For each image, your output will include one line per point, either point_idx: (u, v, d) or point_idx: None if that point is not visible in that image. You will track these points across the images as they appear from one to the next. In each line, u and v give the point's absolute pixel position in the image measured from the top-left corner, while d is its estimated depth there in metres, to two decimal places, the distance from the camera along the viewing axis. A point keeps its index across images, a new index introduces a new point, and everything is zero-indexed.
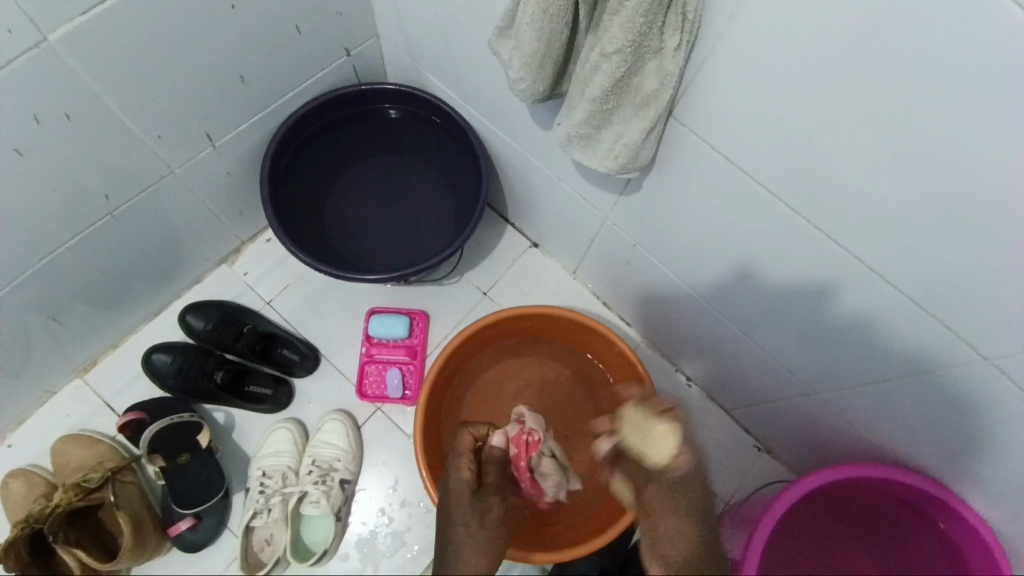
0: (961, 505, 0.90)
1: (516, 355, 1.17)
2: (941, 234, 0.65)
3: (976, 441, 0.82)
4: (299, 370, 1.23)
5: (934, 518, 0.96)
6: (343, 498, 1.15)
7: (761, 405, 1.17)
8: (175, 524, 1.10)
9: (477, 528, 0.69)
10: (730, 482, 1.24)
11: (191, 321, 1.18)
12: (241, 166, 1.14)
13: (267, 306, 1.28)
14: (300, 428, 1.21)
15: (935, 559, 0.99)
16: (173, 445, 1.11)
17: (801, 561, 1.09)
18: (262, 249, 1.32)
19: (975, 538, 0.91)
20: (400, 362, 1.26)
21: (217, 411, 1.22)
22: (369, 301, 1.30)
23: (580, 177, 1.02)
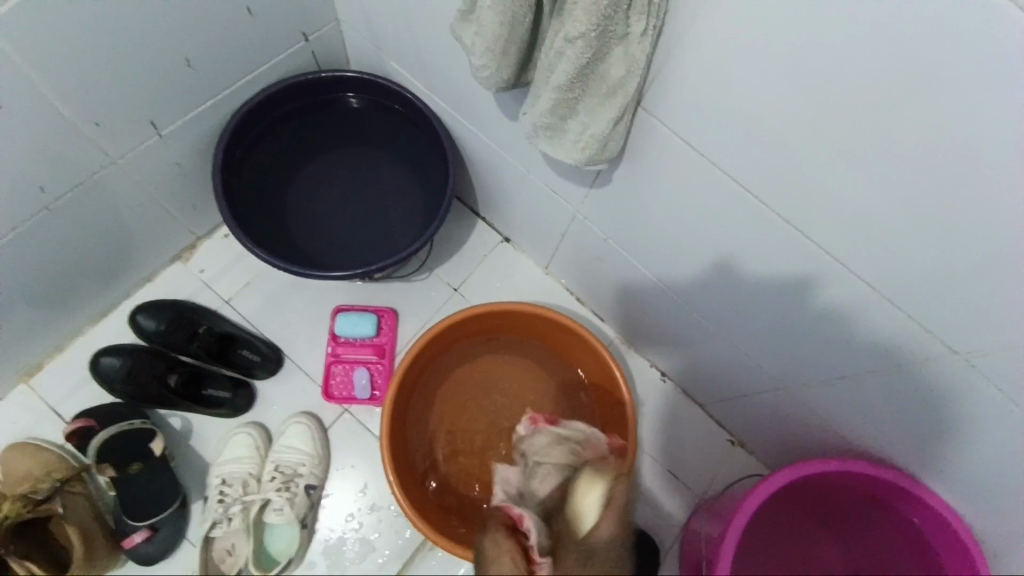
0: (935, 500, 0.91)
1: (487, 353, 1.14)
2: (911, 227, 0.64)
3: (944, 432, 0.83)
4: (260, 372, 1.17)
5: (902, 510, 0.97)
6: (309, 505, 1.10)
7: (735, 399, 1.16)
8: (129, 537, 1.05)
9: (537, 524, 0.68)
10: (703, 477, 1.24)
11: (143, 322, 1.12)
12: (192, 156, 1.07)
13: (226, 305, 1.22)
14: (262, 432, 1.16)
15: (903, 549, 1.01)
16: (130, 452, 1.05)
17: (773, 555, 1.09)
18: (220, 245, 1.25)
19: (945, 532, 0.92)
20: (367, 362, 1.21)
21: (172, 416, 1.16)
22: (334, 299, 1.25)
23: (550, 170, 0.99)
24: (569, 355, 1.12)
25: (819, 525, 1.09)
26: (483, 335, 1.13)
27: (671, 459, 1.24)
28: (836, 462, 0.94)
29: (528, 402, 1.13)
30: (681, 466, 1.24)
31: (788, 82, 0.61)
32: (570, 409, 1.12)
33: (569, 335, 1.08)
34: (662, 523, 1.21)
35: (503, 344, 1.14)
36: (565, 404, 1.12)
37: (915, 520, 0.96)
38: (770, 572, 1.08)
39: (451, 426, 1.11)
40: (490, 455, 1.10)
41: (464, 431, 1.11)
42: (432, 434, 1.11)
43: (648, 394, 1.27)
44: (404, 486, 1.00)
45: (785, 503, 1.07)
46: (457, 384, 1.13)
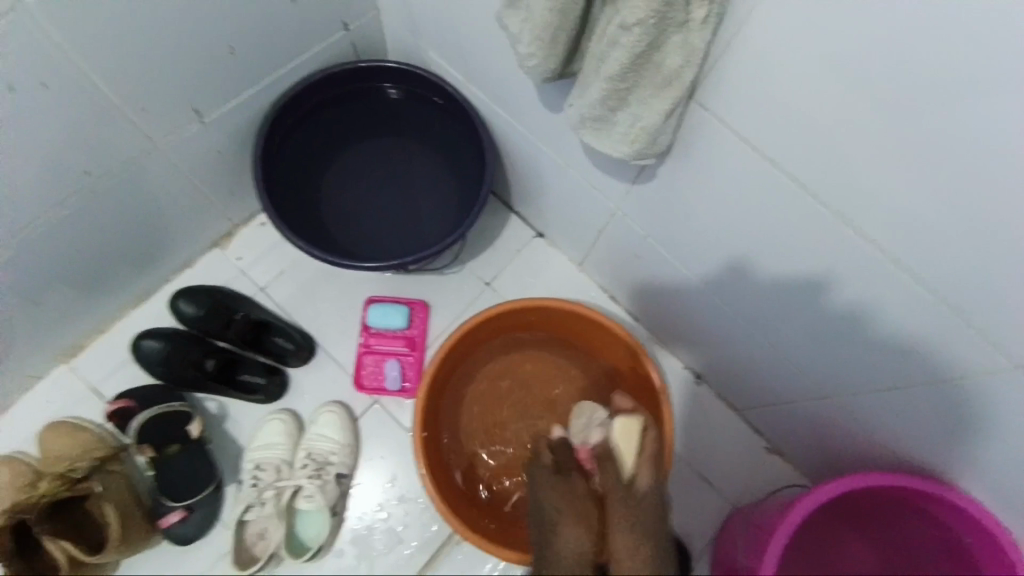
0: (995, 527, 0.83)
1: (521, 348, 1.12)
2: (979, 233, 0.59)
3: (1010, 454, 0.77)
4: (293, 359, 1.19)
5: (955, 536, 0.89)
6: (340, 493, 1.11)
7: (775, 406, 1.11)
8: (164, 517, 1.07)
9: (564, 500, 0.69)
10: (736, 485, 1.20)
11: (183, 307, 1.14)
12: (231, 144, 1.08)
13: (261, 293, 1.24)
14: (294, 419, 1.17)
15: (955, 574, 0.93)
16: (164, 434, 1.07)
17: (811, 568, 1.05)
18: (256, 233, 1.27)
19: (999, 559, 0.85)
20: (398, 354, 1.21)
21: (208, 400, 1.18)
22: (366, 290, 1.26)
23: (590, 163, 0.96)
24: (602, 353, 1.10)
25: (864, 541, 1.03)
26: (512, 333, 1.12)
27: (703, 465, 1.21)
28: (876, 475, 0.89)
29: (561, 400, 1.11)
30: (714, 473, 1.21)
31: (851, 76, 0.57)
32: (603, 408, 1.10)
33: (600, 332, 1.06)
34: (692, 529, 1.18)
35: (533, 341, 1.13)
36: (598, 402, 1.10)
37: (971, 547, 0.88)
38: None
39: (483, 425, 1.10)
40: (521, 452, 1.09)
41: (497, 431, 1.10)
42: (465, 433, 1.10)
43: (681, 397, 1.24)
44: (438, 480, 1.00)
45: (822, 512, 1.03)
46: (486, 382, 1.12)
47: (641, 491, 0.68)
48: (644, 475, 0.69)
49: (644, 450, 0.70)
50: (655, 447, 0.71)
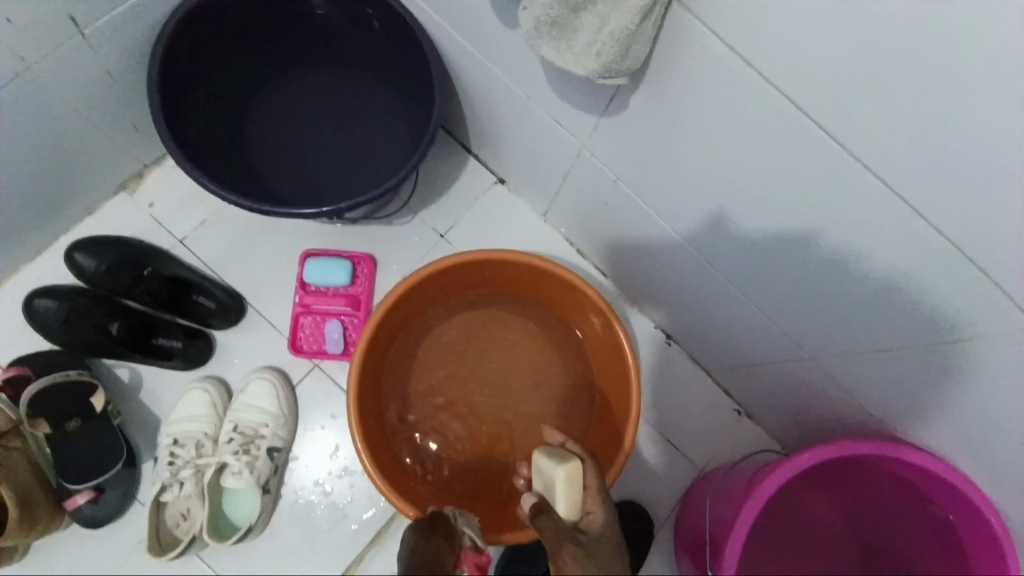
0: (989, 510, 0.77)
1: (478, 308, 1.02)
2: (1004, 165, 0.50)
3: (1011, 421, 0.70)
4: (217, 322, 1.05)
5: (923, 494, 0.87)
6: (273, 468, 1.00)
7: (749, 368, 1.04)
8: (71, 498, 0.94)
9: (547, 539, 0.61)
10: (706, 449, 1.14)
11: (81, 261, 0.98)
12: (127, 66, 0.90)
13: (180, 246, 1.08)
14: (220, 388, 1.04)
15: (921, 535, 0.91)
16: (64, 407, 0.93)
17: (780, 540, 0.99)
18: (172, 176, 1.10)
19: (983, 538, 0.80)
20: (340, 314, 1.08)
21: (120, 367, 1.03)
22: (304, 243, 1.11)
23: (554, 93, 0.83)
24: (566, 315, 1.00)
25: (832, 509, 0.98)
26: (466, 292, 1.00)
27: (673, 429, 1.14)
28: (856, 442, 0.82)
29: (521, 365, 1.01)
30: (684, 437, 1.14)
31: None
32: (567, 375, 1.00)
33: (564, 291, 0.95)
34: (659, 496, 1.12)
35: (491, 302, 1.02)
36: (561, 368, 1.01)
37: (938, 505, 0.86)
38: (777, 560, 0.98)
39: (432, 394, 1.00)
40: (472, 421, 1.00)
41: (451, 398, 1.00)
42: (414, 400, 0.99)
43: (650, 359, 1.15)
44: (376, 452, 0.89)
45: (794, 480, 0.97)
46: (439, 345, 1.01)
47: (595, 529, 0.62)
48: (597, 513, 0.64)
49: (589, 492, 0.65)
50: (601, 485, 0.66)
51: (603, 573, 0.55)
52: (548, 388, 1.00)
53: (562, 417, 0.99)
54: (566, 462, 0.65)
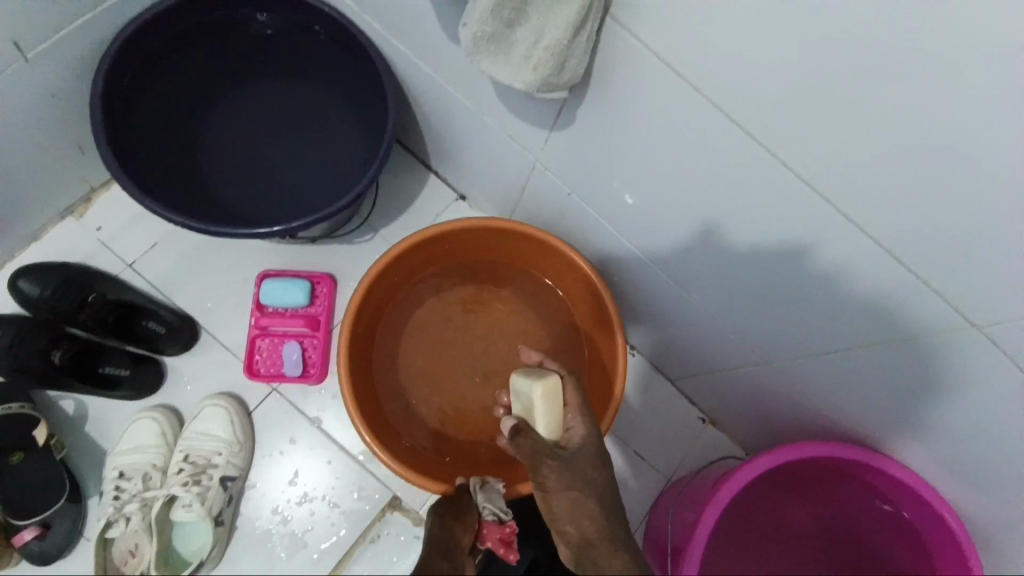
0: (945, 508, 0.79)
1: (466, 280, 1.01)
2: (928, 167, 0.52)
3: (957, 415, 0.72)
4: (168, 346, 1.01)
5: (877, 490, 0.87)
6: (227, 498, 0.96)
7: (708, 375, 1.04)
8: (18, 534, 0.89)
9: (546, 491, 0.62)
10: (674, 459, 1.13)
11: (24, 287, 0.95)
12: (68, 87, 0.88)
13: (129, 270, 1.04)
14: (172, 416, 1.00)
15: (879, 529, 0.91)
16: (3, 441, 0.88)
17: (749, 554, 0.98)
18: (121, 198, 1.07)
19: (941, 534, 0.82)
20: (298, 335, 1.06)
21: (64, 398, 0.99)
22: (260, 263, 1.09)
23: (504, 108, 0.83)
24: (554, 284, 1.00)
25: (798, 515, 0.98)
26: (441, 270, 1.00)
27: (641, 441, 1.13)
28: (801, 447, 0.84)
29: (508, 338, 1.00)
30: (652, 449, 1.13)
31: None
32: (554, 340, 1.00)
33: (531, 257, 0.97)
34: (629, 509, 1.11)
35: (479, 274, 1.02)
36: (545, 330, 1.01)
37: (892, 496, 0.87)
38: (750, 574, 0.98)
39: (422, 365, 0.98)
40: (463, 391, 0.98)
41: (440, 377, 0.98)
42: (407, 394, 0.97)
43: None
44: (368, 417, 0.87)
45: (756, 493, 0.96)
46: (417, 337, 0.99)
47: (576, 440, 0.67)
48: (578, 426, 0.68)
49: (568, 405, 0.70)
50: (578, 398, 0.70)
51: (587, 491, 0.60)
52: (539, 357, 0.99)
53: None
54: (543, 384, 0.69)
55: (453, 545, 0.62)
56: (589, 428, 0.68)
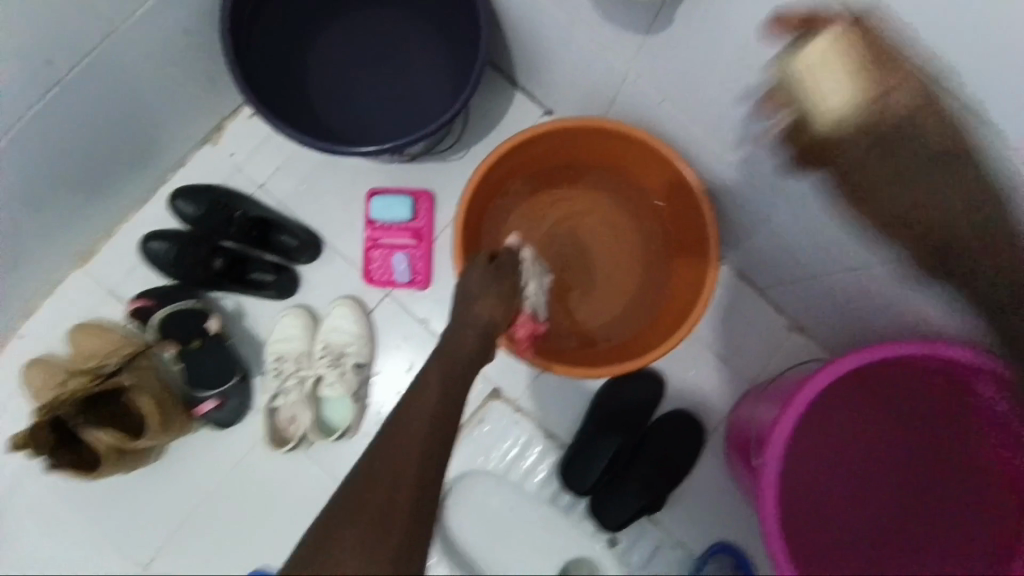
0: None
1: (562, 182, 1.09)
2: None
3: None
4: (300, 256, 1.17)
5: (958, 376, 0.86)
6: (359, 380, 1.15)
7: (795, 283, 1.07)
8: (201, 405, 1.12)
9: (861, 135, 0.62)
10: (757, 364, 1.17)
11: (183, 207, 1.13)
12: (199, 23, 0.98)
13: (260, 190, 1.19)
14: (309, 314, 1.18)
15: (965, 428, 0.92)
16: (186, 329, 1.11)
17: (828, 458, 1.01)
18: (247, 124, 1.20)
19: None
20: (405, 246, 1.18)
21: (225, 298, 1.19)
22: (368, 181, 1.20)
23: (598, 16, 0.84)
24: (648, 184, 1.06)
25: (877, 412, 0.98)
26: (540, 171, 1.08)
27: (724, 345, 1.18)
28: (861, 352, 0.86)
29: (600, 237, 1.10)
30: (734, 353, 1.18)
31: None
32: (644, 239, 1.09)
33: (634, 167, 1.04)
34: (711, 408, 1.17)
35: (576, 176, 1.09)
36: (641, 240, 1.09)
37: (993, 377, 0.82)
38: (829, 475, 1.01)
39: None
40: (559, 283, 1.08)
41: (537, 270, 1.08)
42: None
43: None
44: None
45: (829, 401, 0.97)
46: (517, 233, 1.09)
47: (900, 95, 0.58)
48: (903, 82, 0.58)
49: (873, 49, 0.58)
50: (874, 43, 0.58)
51: (905, 102, 0.58)
52: (630, 254, 1.09)
53: (642, 280, 1.08)
54: (821, 40, 0.60)
55: (491, 331, 0.73)
56: (904, 81, 0.58)
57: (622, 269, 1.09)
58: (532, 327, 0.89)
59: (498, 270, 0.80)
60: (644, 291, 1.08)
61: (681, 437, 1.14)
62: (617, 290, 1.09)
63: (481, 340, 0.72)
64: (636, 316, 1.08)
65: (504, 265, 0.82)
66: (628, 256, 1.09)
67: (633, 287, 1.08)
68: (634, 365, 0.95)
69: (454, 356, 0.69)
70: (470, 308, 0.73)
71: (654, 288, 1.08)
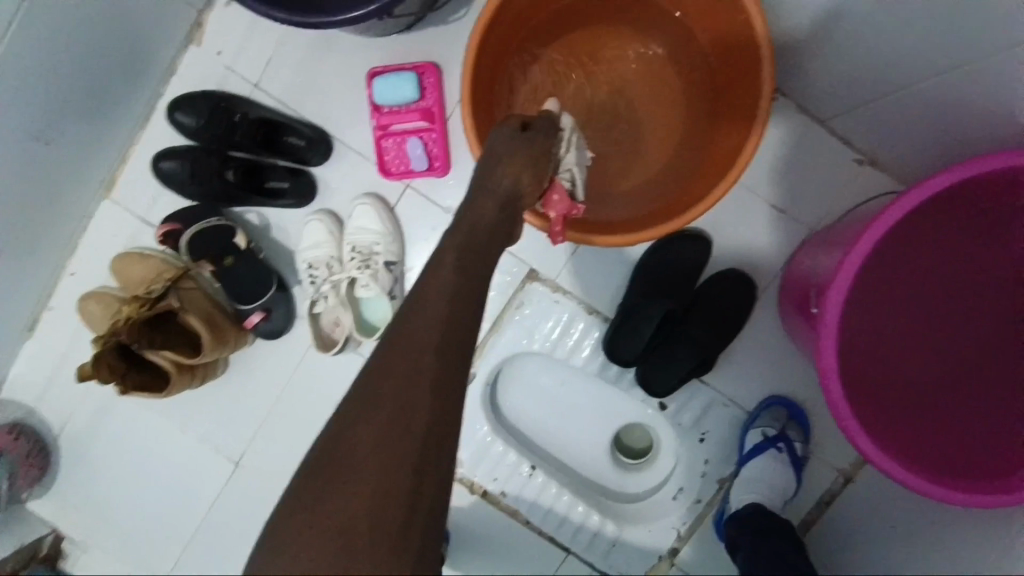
0: None
1: (583, 29, 0.98)
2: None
3: None
4: (314, 157, 1.10)
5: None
6: (393, 279, 1.14)
7: (866, 107, 0.94)
8: (248, 319, 1.14)
9: None
10: (814, 211, 1.07)
11: (182, 119, 1.07)
12: None
13: (257, 90, 1.11)
14: (332, 218, 1.15)
15: None
16: (215, 248, 1.12)
17: (885, 300, 0.94)
18: (227, 17, 1.10)
19: None
20: (418, 131, 1.09)
21: (248, 213, 1.17)
22: (368, 62, 1.09)
23: None
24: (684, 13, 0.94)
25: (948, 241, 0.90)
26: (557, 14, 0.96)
27: (779, 193, 1.08)
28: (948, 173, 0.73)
29: (631, 88, 1.00)
30: (789, 200, 1.08)
31: None
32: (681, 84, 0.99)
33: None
34: (764, 263, 1.10)
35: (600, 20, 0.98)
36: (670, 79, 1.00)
37: None
38: (886, 318, 0.95)
39: None
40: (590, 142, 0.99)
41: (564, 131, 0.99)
42: None
43: None
44: None
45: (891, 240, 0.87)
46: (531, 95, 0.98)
47: None
48: None
49: None
50: None
51: None
52: (665, 105, 1.00)
53: (682, 128, 0.99)
54: None
55: (513, 199, 0.64)
56: None
57: (658, 120, 1.00)
58: (568, 208, 0.76)
59: (533, 134, 0.66)
60: (685, 141, 0.99)
61: (734, 298, 1.08)
62: (655, 145, 1.00)
63: (501, 210, 0.63)
64: (678, 170, 0.98)
65: (541, 131, 0.67)
66: (663, 107, 1.00)
67: (673, 138, 1.00)
68: (682, 220, 0.86)
69: (468, 231, 0.62)
70: (491, 173, 0.64)
71: (696, 135, 0.98)
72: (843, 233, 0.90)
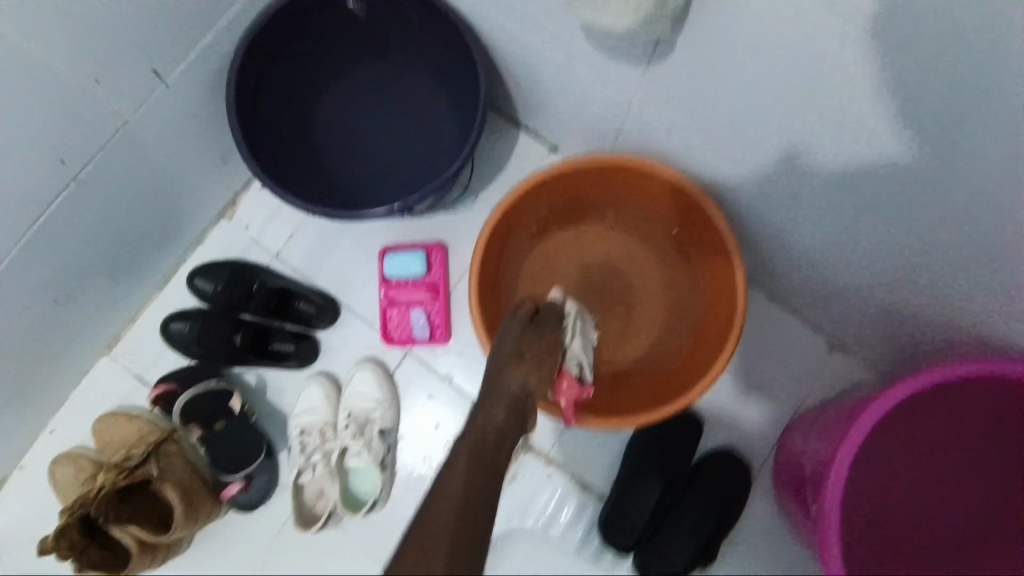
0: None
1: (578, 221, 1.08)
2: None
3: None
4: (319, 322, 1.15)
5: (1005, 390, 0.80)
6: (386, 447, 1.11)
7: (840, 301, 1.01)
8: (227, 488, 1.08)
9: None
10: (801, 390, 1.10)
11: (201, 285, 1.12)
12: (207, 103, 1.00)
13: (276, 259, 1.19)
14: (331, 382, 1.16)
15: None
16: (209, 412, 1.09)
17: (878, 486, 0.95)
18: (258, 197, 1.21)
19: None
20: (423, 301, 1.15)
21: (247, 372, 1.18)
22: (381, 240, 1.19)
23: (597, 54, 0.84)
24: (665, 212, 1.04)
25: None
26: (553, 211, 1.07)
27: (765, 372, 1.11)
28: (914, 378, 0.78)
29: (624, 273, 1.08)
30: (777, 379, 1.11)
31: None
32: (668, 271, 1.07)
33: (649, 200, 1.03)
34: (760, 442, 1.10)
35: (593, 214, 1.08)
36: (658, 266, 1.07)
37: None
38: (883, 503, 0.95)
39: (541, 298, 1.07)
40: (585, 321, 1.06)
41: None
42: None
43: None
44: None
45: (880, 437, 0.89)
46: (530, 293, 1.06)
47: None
48: None
49: None
50: None
51: None
52: (655, 289, 1.07)
53: (671, 313, 1.06)
54: None
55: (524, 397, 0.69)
56: None
57: (647, 305, 1.07)
58: (577, 393, 0.81)
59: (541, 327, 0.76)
60: (674, 327, 1.05)
61: (731, 478, 1.06)
62: (647, 328, 1.06)
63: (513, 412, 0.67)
64: (667, 353, 1.04)
65: (547, 325, 0.77)
66: (653, 290, 1.07)
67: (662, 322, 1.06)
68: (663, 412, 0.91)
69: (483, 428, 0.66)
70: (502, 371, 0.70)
71: (683, 322, 1.05)
72: (828, 421, 0.93)
